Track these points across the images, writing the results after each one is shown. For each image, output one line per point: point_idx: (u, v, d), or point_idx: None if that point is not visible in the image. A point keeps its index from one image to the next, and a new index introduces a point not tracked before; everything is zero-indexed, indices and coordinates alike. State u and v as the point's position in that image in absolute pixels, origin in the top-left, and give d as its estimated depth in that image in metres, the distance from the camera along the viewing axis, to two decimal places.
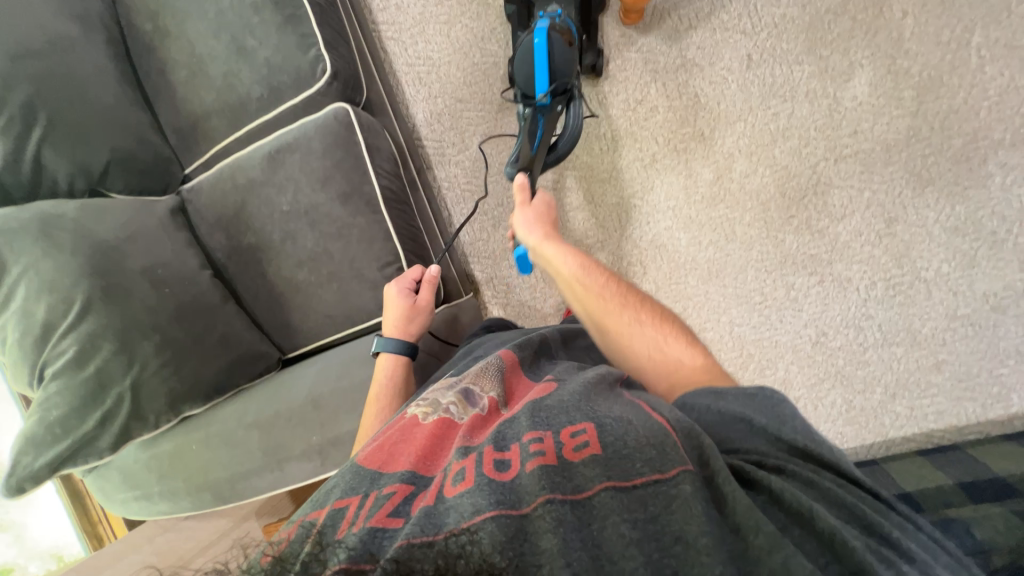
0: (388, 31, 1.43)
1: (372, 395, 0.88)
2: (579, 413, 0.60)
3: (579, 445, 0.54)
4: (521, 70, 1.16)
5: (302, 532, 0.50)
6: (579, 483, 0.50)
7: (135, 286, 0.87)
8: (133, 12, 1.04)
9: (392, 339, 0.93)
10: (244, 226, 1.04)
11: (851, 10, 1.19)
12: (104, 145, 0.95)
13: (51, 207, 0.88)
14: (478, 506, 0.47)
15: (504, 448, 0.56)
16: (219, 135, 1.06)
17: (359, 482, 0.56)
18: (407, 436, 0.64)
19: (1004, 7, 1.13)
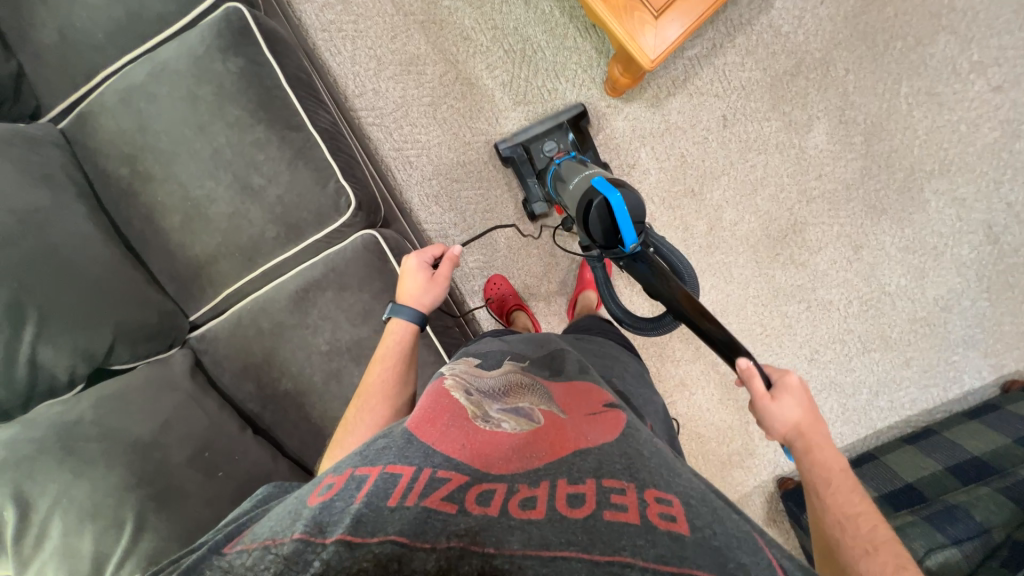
0: (369, 117, 1.36)
1: (379, 357, 0.85)
2: (666, 480, 0.54)
3: (666, 515, 0.48)
4: (596, 232, 0.89)
5: (352, 486, 0.52)
6: (663, 553, 0.43)
7: (187, 481, 0.78)
8: (102, 157, 0.92)
9: (405, 308, 0.88)
10: (278, 372, 0.96)
11: (804, 71, 1.33)
12: (106, 321, 0.84)
13: (65, 413, 0.76)
14: (546, 541, 0.45)
15: (579, 480, 0.52)
16: (228, 278, 0.96)
17: (412, 451, 0.56)
18: (458, 425, 0.60)
19: (921, 61, 1.32)
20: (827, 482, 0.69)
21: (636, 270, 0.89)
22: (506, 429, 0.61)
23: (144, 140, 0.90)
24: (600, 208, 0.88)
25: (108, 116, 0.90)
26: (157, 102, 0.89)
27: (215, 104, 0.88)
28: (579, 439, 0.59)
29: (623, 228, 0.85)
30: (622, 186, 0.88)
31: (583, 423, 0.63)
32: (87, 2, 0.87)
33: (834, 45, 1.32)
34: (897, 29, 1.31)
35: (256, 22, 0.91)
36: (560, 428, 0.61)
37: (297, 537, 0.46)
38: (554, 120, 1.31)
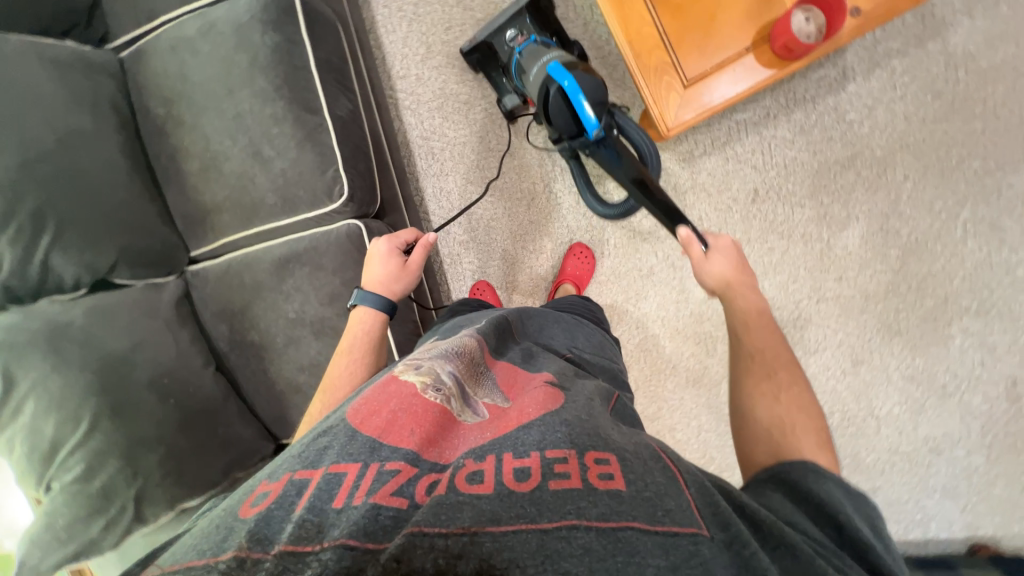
0: (406, 99, 1.39)
1: (344, 348, 0.88)
2: (603, 438, 0.52)
3: (605, 474, 0.46)
4: (559, 123, 0.96)
5: (292, 493, 0.46)
6: (604, 511, 0.43)
7: (143, 400, 0.90)
8: (147, 94, 1.02)
9: (371, 295, 0.93)
10: (249, 323, 1.06)
11: (857, 166, 1.23)
12: (114, 243, 0.95)
13: (61, 314, 0.89)
14: (499, 519, 0.42)
15: (523, 454, 0.49)
16: (227, 229, 1.05)
17: (356, 447, 0.50)
18: (399, 401, 0.56)
19: (995, 188, 1.19)
20: (747, 327, 0.76)
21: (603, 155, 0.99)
22: (453, 409, 0.58)
23: (182, 89, 0.99)
24: (557, 95, 0.92)
25: (158, 58, 0.99)
26: (199, 57, 0.96)
27: (246, 72, 0.95)
28: (521, 417, 0.56)
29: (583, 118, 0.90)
30: (575, 70, 0.91)
31: (526, 402, 0.59)
32: None
33: (900, 147, 1.21)
34: (979, 147, 1.17)
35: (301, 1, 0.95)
36: (503, 415, 0.58)
37: (232, 555, 0.41)
38: (514, 7, 1.14)
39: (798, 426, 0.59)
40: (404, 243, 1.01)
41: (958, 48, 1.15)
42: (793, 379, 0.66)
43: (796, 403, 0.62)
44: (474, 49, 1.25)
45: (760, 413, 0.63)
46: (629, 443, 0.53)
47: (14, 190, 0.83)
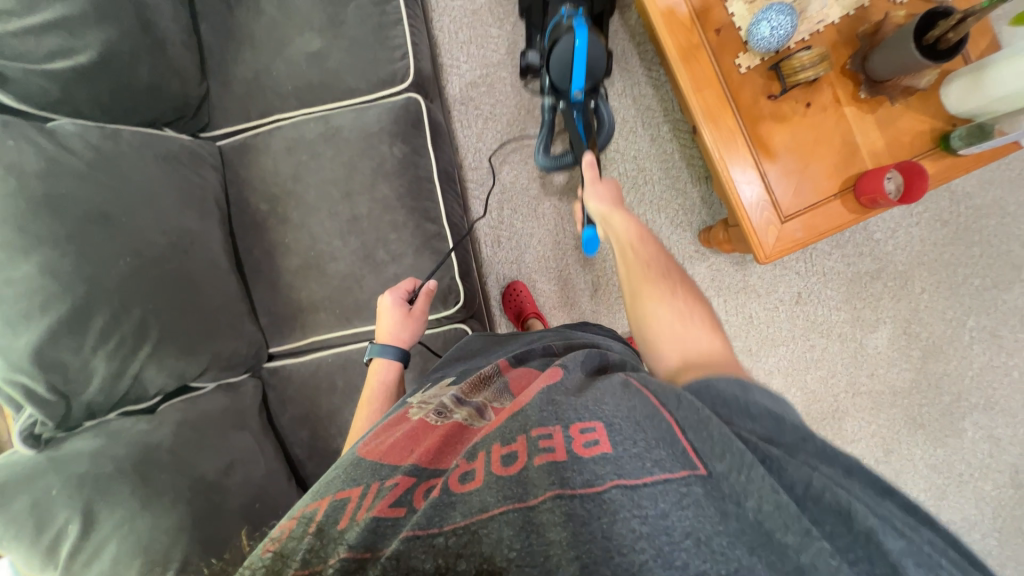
0: (475, 190, 1.43)
1: (364, 401, 0.81)
2: (587, 406, 0.51)
3: (590, 441, 0.46)
4: (559, 74, 1.06)
5: (303, 524, 0.50)
6: (589, 477, 0.43)
7: (233, 533, 0.79)
8: (249, 189, 0.98)
9: (387, 346, 0.85)
10: (335, 430, 0.98)
11: (883, 278, 1.41)
12: (208, 350, 0.88)
13: (147, 435, 0.79)
14: (487, 505, 0.44)
15: (512, 439, 0.50)
16: (320, 327, 1.00)
17: (362, 473, 0.54)
18: (404, 431, 0.61)
19: (993, 303, 1.39)
20: (635, 257, 0.76)
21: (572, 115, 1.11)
22: (459, 420, 0.61)
23: (293, 188, 0.96)
24: (567, 45, 1.04)
25: (269, 156, 0.97)
26: (318, 160, 0.95)
27: (370, 179, 0.95)
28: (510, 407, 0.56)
29: (578, 73, 1.05)
30: (592, 34, 1.06)
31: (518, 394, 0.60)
32: (290, 57, 0.94)
33: (918, 263, 1.40)
34: (979, 266, 1.38)
35: (428, 117, 0.98)
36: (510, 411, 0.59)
37: None
38: None
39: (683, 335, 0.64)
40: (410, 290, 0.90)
41: (959, 187, 1.38)
42: (676, 277, 0.72)
43: (683, 311, 0.66)
44: None
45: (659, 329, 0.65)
46: (622, 404, 0.50)
47: (120, 300, 0.75)
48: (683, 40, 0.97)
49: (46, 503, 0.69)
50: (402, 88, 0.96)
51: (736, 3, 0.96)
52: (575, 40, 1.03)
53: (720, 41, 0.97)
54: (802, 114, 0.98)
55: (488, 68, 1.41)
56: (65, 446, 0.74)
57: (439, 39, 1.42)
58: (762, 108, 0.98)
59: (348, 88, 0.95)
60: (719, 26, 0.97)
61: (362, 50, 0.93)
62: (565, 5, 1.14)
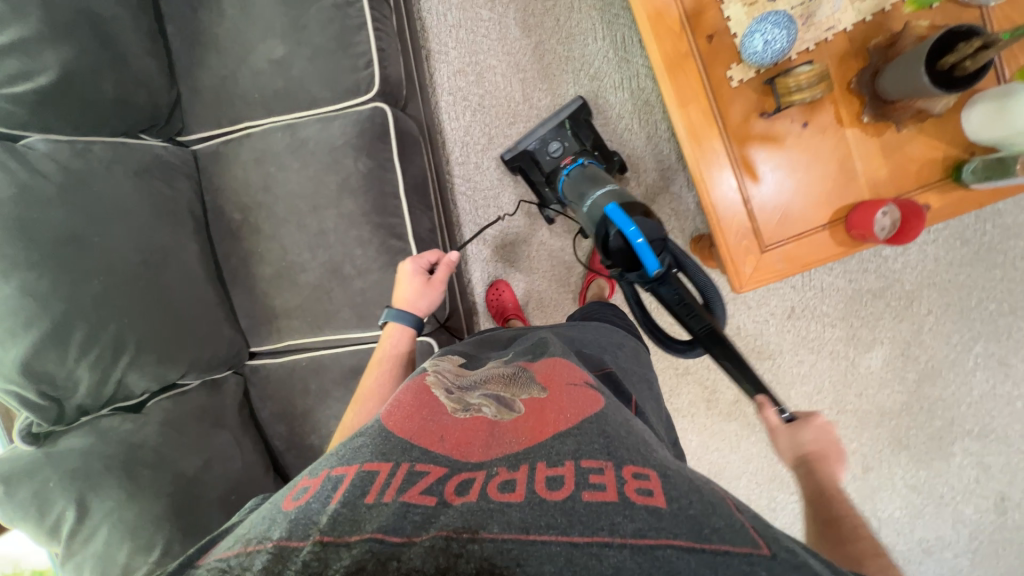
0: (462, 186, 1.40)
1: (375, 361, 0.86)
2: (643, 456, 0.52)
3: (643, 490, 0.46)
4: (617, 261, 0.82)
5: (330, 487, 0.50)
6: (641, 527, 0.42)
7: (211, 523, 0.88)
8: (223, 197, 1.00)
9: (402, 311, 0.90)
10: (309, 427, 1.06)
11: (888, 296, 1.33)
12: (186, 356, 0.93)
13: (133, 433, 0.88)
14: (527, 525, 0.43)
15: (558, 462, 0.50)
16: (293, 333, 1.04)
17: (390, 448, 0.54)
18: (434, 417, 0.59)
19: (1006, 329, 1.30)
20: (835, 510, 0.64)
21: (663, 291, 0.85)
22: (487, 414, 0.60)
23: (263, 199, 0.97)
24: (616, 241, 0.80)
25: (240, 165, 0.97)
26: (286, 172, 0.95)
27: (335, 193, 0.94)
28: (558, 421, 0.57)
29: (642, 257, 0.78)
30: (636, 211, 0.81)
31: (564, 400, 0.60)
32: (254, 65, 0.91)
33: (927, 283, 1.31)
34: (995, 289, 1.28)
35: (395, 127, 0.95)
36: (541, 412, 0.59)
37: (271, 546, 0.44)
38: (554, 119, 1.24)
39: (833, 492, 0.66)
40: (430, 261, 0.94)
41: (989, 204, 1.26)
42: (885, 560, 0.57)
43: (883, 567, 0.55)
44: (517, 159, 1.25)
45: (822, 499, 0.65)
46: (667, 462, 0.53)
47: (97, 315, 0.81)
48: (671, 48, 0.88)
49: (46, 493, 0.80)
50: (367, 98, 0.93)
51: (733, 5, 0.85)
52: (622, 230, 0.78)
53: (711, 50, 0.88)
54: (796, 135, 0.89)
55: (477, 56, 1.33)
56: (62, 441, 0.84)
57: (428, 23, 1.34)
58: (752, 127, 0.90)
59: (312, 97, 0.92)
60: (711, 32, 0.87)
61: (323, 57, 0.90)
62: (557, 143, 1.20)
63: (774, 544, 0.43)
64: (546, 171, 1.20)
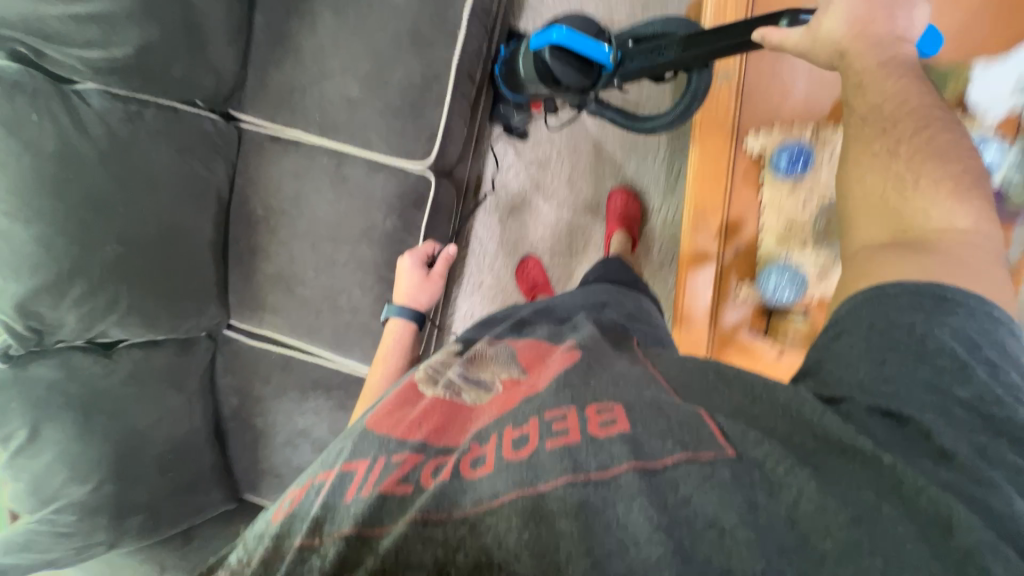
0: (480, 228, 1.40)
1: (380, 358, 0.91)
2: (605, 390, 0.53)
3: (607, 421, 0.48)
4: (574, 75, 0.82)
5: (314, 492, 0.51)
6: (604, 461, 0.44)
7: (144, 472, 1.00)
8: (252, 188, 1.02)
9: (403, 307, 0.95)
10: (257, 410, 1.14)
11: None
12: (169, 323, 0.99)
13: (101, 376, 0.96)
14: (495, 493, 0.45)
15: (523, 422, 0.51)
16: (273, 327, 1.10)
17: (365, 446, 0.54)
18: (415, 406, 0.59)
19: None
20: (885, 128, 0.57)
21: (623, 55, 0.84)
22: (467, 399, 0.60)
23: (289, 210, 1.01)
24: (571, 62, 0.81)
25: (278, 170, 1.00)
26: (319, 197, 0.98)
27: (356, 236, 0.98)
28: (526, 392, 0.57)
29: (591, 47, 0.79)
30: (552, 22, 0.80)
31: (535, 375, 0.60)
32: (325, 91, 0.92)
33: None
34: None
35: (433, 198, 0.99)
36: (514, 390, 0.59)
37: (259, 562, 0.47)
38: None
39: (923, 107, 0.56)
40: (427, 255, 0.98)
41: None
42: (937, 170, 0.54)
43: (939, 187, 0.53)
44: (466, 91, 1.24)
45: (862, 204, 0.57)
46: (637, 390, 0.52)
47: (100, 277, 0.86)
48: (700, 242, 0.93)
49: (6, 409, 0.87)
50: (420, 164, 0.94)
51: (769, 234, 0.90)
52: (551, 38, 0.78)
53: (734, 259, 0.94)
54: (772, 361, 0.94)
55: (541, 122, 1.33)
56: (32, 365, 0.91)
57: None
58: (737, 335, 0.96)
59: (368, 143, 0.94)
60: (740, 244, 0.93)
61: (392, 115, 0.91)
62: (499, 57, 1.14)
63: (743, 445, 0.44)
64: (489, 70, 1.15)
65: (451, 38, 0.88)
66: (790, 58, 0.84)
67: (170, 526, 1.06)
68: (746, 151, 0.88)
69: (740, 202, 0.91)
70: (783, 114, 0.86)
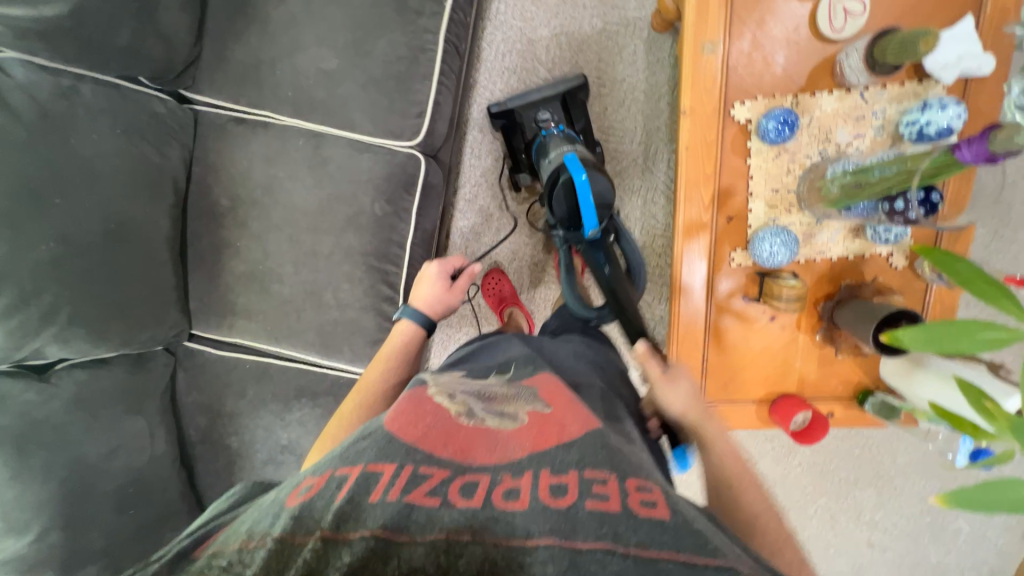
0: (463, 207, 1.30)
1: (380, 355, 0.83)
2: (645, 474, 0.49)
3: (647, 501, 0.44)
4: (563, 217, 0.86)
5: (333, 485, 0.45)
6: (644, 538, 0.39)
7: (99, 513, 0.85)
8: (213, 177, 0.91)
9: (416, 309, 0.88)
10: (231, 429, 1.01)
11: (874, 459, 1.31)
12: (119, 335, 0.85)
13: (35, 407, 0.82)
14: (531, 533, 0.40)
15: (563, 470, 0.47)
16: (245, 334, 0.98)
17: (394, 448, 0.48)
18: (438, 420, 0.53)
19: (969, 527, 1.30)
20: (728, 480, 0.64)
21: (595, 255, 0.90)
22: (490, 427, 0.54)
23: (260, 199, 0.90)
24: (566, 189, 0.83)
25: (245, 155, 0.89)
26: (295, 183, 0.89)
27: (341, 224, 0.90)
28: (561, 434, 0.52)
29: (586, 214, 0.81)
30: (593, 168, 0.82)
31: (565, 415, 0.55)
32: (298, 65, 0.84)
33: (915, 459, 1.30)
34: (904, 516, 1.32)
35: (423, 179, 0.93)
36: (543, 423, 0.54)
37: (274, 539, 0.40)
38: (549, 87, 1.06)
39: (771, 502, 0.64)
40: (455, 267, 0.95)
41: None
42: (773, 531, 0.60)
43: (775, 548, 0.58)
44: (501, 118, 1.07)
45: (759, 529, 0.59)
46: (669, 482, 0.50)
47: (34, 283, 0.72)
48: (694, 213, 0.95)
49: None
50: (407, 144, 0.89)
51: (758, 200, 0.94)
52: (575, 180, 0.80)
53: (726, 228, 0.96)
54: (763, 323, 1.00)
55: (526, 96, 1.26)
56: None
57: (483, 52, 1.27)
58: (732, 303, 1.00)
59: (350, 122, 0.87)
60: (731, 212, 0.96)
61: (376, 90, 0.85)
62: (542, 110, 1.04)
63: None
64: (528, 138, 1.07)
65: (436, 9, 0.84)
66: (769, 29, 0.88)
67: None
68: (734, 121, 0.91)
69: (731, 170, 0.94)
70: (766, 83, 0.90)
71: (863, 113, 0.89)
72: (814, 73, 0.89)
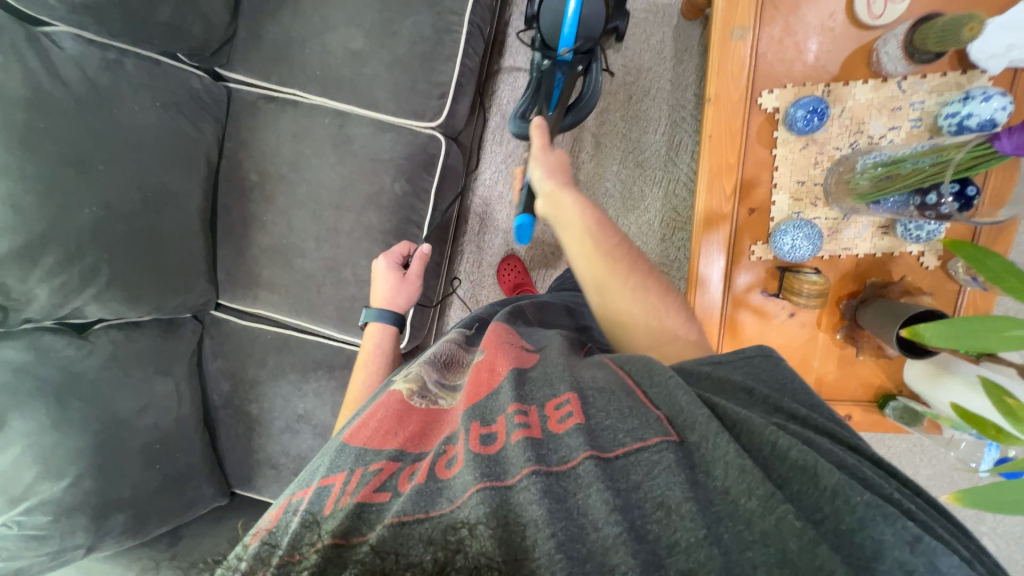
0: (482, 192, 1.31)
1: (361, 362, 0.83)
2: (565, 381, 0.51)
3: (564, 415, 0.46)
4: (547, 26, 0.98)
5: (291, 512, 0.45)
6: (564, 453, 0.43)
7: (128, 465, 0.90)
8: (243, 153, 0.95)
9: (381, 310, 0.88)
10: (251, 396, 1.05)
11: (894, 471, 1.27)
12: (153, 300, 0.90)
13: (75, 361, 0.87)
14: (465, 486, 0.41)
15: (490, 420, 0.48)
16: (267, 305, 1.01)
17: (343, 458, 0.47)
18: (385, 410, 0.52)
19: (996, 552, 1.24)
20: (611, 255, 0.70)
21: (553, 76, 1.02)
22: (443, 404, 0.55)
23: (287, 175, 0.94)
24: None
25: (274, 132, 0.93)
26: (320, 161, 0.92)
27: (361, 202, 0.93)
28: (492, 379, 0.53)
29: (569, 22, 0.96)
30: None
31: (495, 356, 0.57)
32: (327, 44, 0.87)
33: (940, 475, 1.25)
34: None
35: (443, 160, 0.94)
36: (478, 373, 0.55)
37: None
38: None
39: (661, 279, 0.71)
40: (403, 256, 0.92)
41: None
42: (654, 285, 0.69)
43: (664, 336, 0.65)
44: None
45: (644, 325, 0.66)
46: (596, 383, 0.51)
47: (77, 245, 0.76)
48: (714, 204, 0.93)
49: None
50: (429, 125, 0.91)
51: (782, 193, 0.91)
52: None
53: (748, 220, 0.94)
54: (781, 320, 0.97)
55: None
56: None
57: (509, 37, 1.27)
58: (750, 297, 0.98)
59: (375, 102, 0.89)
60: (752, 204, 0.93)
61: (401, 71, 0.86)
62: None
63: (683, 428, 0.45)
64: None
65: None
66: (803, 15, 0.86)
67: (159, 526, 0.96)
68: (760, 110, 0.89)
69: (755, 160, 0.92)
70: (798, 71, 0.87)
71: (899, 104, 0.85)
72: (848, 61, 0.86)
